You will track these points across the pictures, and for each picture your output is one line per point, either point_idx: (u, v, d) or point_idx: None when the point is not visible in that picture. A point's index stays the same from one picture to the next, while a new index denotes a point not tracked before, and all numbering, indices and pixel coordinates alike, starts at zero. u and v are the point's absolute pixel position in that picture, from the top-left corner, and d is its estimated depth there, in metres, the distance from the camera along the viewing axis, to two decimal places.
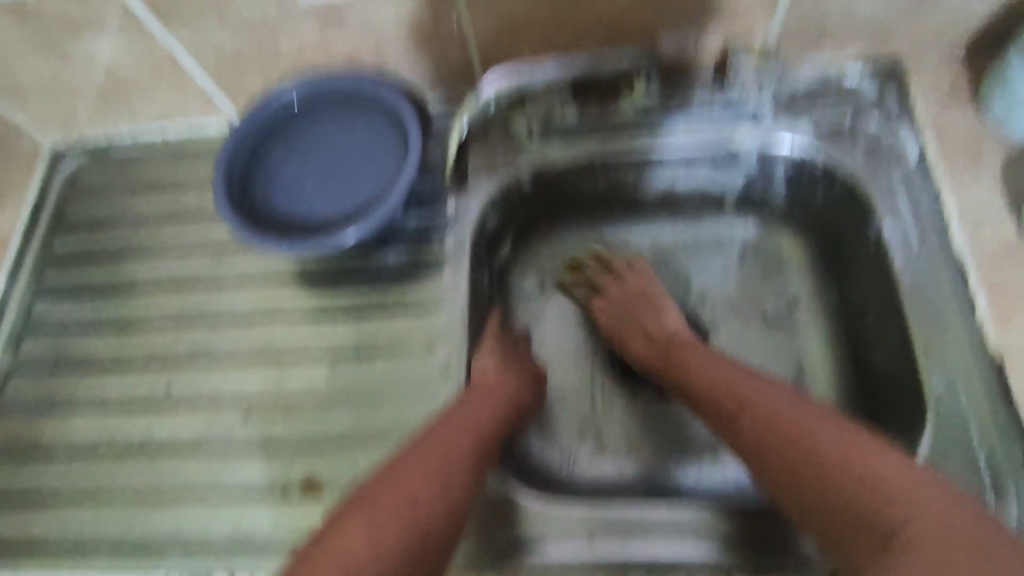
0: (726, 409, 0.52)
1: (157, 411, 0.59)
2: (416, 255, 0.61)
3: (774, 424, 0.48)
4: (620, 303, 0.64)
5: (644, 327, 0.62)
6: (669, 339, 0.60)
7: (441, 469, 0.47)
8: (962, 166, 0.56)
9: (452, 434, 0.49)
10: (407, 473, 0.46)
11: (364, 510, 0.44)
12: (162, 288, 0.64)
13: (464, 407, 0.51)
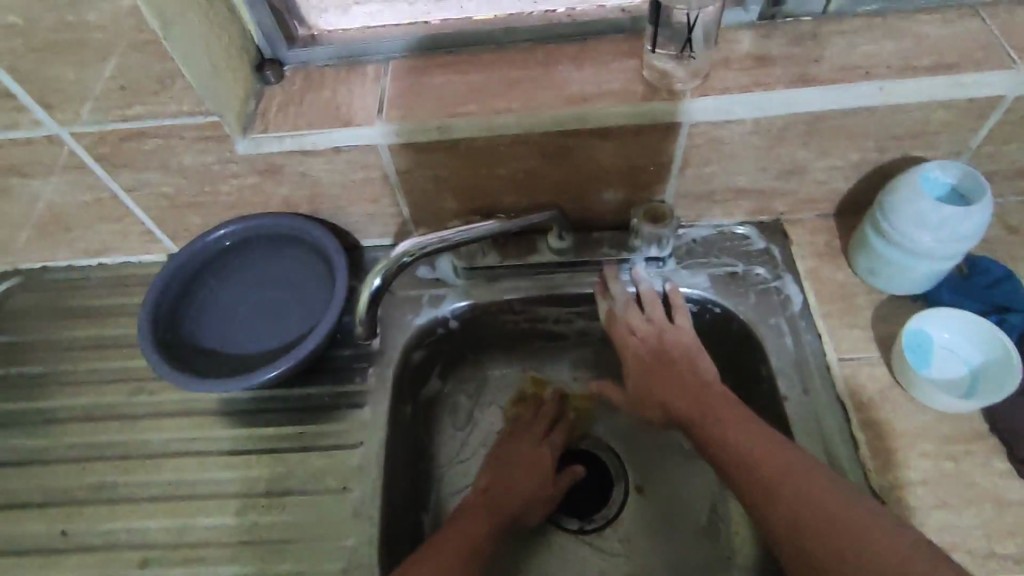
0: (756, 493, 0.49)
1: (48, 555, 0.56)
2: (340, 389, 0.63)
3: (781, 482, 0.48)
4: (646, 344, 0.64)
5: (675, 372, 0.62)
6: (688, 381, 0.61)
7: None
8: (839, 314, 0.62)
9: (450, 540, 0.54)
10: None
11: None
12: (75, 420, 0.63)
13: (446, 537, 0.54)
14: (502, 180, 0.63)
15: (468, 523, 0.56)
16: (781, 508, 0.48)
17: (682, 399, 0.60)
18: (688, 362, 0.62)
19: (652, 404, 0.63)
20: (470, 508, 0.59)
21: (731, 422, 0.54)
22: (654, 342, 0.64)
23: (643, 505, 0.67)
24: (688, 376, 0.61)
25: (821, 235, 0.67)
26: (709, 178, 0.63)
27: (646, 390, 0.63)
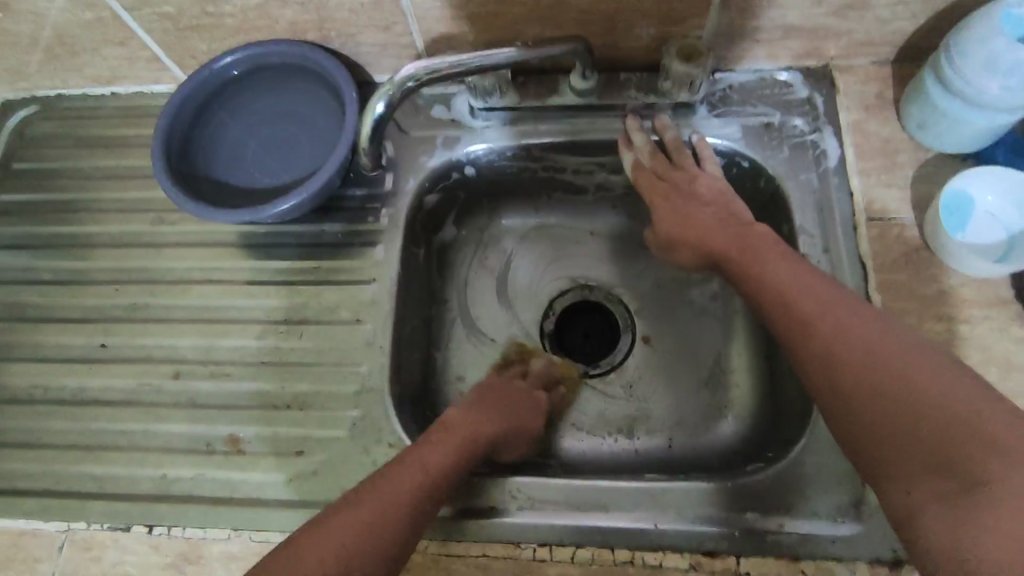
0: (790, 337, 0.45)
1: (91, 365, 0.61)
2: (355, 226, 0.63)
3: (817, 317, 0.44)
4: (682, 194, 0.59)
5: (719, 220, 0.56)
6: (731, 227, 0.55)
7: (391, 512, 0.44)
8: (877, 172, 0.58)
9: (394, 478, 0.46)
10: (370, 499, 0.44)
11: (315, 532, 0.41)
12: (104, 246, 0.65)
13: (405, 466, 0.47)
14: (523, 7, 0.57)
15: (421, 454, 0.48)
16: (816, 349, 0.43)
17: (720, 235, 0.55)
18: (724, 203, 0.57)
19: (685, 243, 0.59)
20: (445, 425, 0.52)
21: (769, 257, 0.50)
22: (687, 181, 0.60)
23: (650, 354, 0.69)
24: (724, 214, 0.56)
25: (874, 85, 0.61)
26: (755, 11, 0.56)
27: (677, 230, 0.59)
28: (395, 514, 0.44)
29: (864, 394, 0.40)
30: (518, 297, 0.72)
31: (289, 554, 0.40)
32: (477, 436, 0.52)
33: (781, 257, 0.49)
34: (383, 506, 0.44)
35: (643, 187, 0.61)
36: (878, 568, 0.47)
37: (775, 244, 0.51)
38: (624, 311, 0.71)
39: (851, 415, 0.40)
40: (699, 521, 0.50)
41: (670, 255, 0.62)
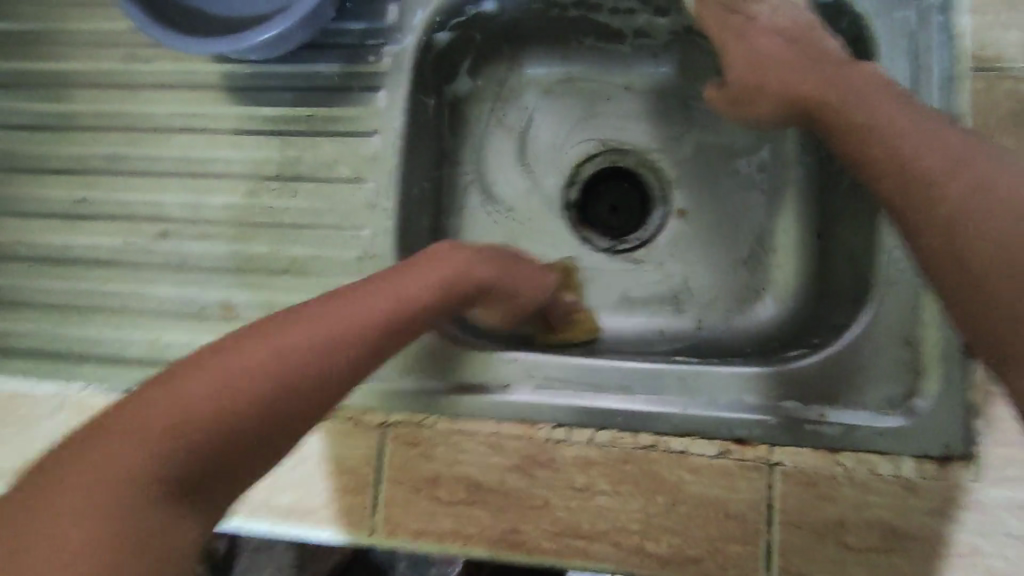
0: (895, 201, 0.38)
1: (71, 220, 0.56)
2: (353, 67, 0.54)
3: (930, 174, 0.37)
4: (771, 36, 0.51)
5: (814, 61, 0.48)
6: (832, 69, 0.46)
7: (255, 366, 0.32)
8: (997, 7, 0.46)
9: (292, 319, 0.34)
10: (254, 343, 0.33)
11: (189, 376, 0.31)
12: (70, 87, 0.58)
13: (327, 307, 0.36)
14: None
15: (361, 299, 0.37)
16: (934, 218, 0.36)
17: (809, 82, 0.47)
18: (812, 45, 0.48)
19: (767, 90, 0.50)
20: (435, 259, 0.43)
21: (878, 108, 0.42)
22: (767, 20, 0.51)
23: (687, 227, 0.61)
24: (813, 56, 0.48)
25: None
26: None
27: (755, 81, 0.51)
28: (289, 365, 0.32)
29: (973, 258, 0.34)
30: (541, 160, 0.63)
31: (174, 380, 0.31)
32: (442, 280, 0.42)
33: (889, 101, 0.42)
34: (302, 347, 0.33)
35: (715, 30, 0.53)
36: (926, 464, 0.43)
37: (886, 89, 0.43)
38: (660, 181, 0.63)
39: (962, 288, 0.34)
40: (734, 407, 0.47)
41: (744, 107, 0.53)
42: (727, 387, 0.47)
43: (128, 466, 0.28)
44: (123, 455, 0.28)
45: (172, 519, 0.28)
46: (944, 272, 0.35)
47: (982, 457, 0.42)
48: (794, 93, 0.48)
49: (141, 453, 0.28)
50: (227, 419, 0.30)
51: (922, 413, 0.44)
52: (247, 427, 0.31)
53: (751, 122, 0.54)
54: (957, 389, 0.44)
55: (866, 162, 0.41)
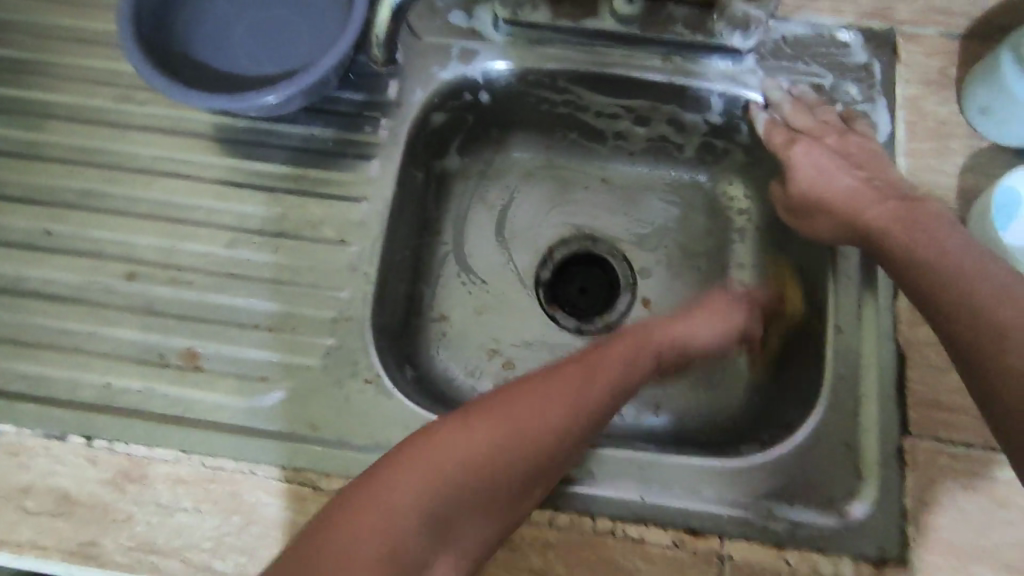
0: (924, 283, 0.44)
1: (34, 252, 0.54)
2: (349, 134, 0.56)
3: (961, 274, 0.42)
4: (841, 156, 0.53)
5: (881, 190, 0.50)
6: (901, 203, 0.49)
7: (439, 473, 0.40)
8: (927, 154, 0.53)
9: (490, 428, 0.43)
10: (436, 443, 0.41)
11: (388, 476, 0.40)
12: (54, 118, 0.57)
13: (480, 417, 0.43)
14: None
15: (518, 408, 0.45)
16: (949, 297, 0.42)
17: (877, 210, 0.49)
18: (879, 173, 0.51)
19: (833, 207, 0.52)
20: (589, 359, 0.50)
21: (936, 235, 0.46)
22: (832, 143, 0.54)
23: (650, 316, 0.64)
24: (875, 185, 0.51)
25: (938, 60, 0.55)
26: None
27: (810, 191, 0.54)
28: (466, 467, 0.41)
29: (979, 333, 0.39)
30: (518, 239, 0.66)
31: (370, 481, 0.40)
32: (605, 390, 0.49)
33: (946, 232, 0.46)
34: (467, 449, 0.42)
35: (775, 147, 0.56)
36: (862, 566, 0.45)
37: (959, 232, 0.45)
38: (628, 269, 0.66)
39: (965, 359, 0.40)
40: (690, 493, 0.48)
41: (807, 221, 0.54)
42: (688, 480, 0.48)
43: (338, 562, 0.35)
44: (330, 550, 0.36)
45: None
46: (956, 337, 0.41)
47: (913, 562, 0.45)
48: (860, 215, 0.50)
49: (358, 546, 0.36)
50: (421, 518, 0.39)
51: (859, 518, 0.47)
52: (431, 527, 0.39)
53: (805, 233, 0.55)
54: (891, 494, 0.47)
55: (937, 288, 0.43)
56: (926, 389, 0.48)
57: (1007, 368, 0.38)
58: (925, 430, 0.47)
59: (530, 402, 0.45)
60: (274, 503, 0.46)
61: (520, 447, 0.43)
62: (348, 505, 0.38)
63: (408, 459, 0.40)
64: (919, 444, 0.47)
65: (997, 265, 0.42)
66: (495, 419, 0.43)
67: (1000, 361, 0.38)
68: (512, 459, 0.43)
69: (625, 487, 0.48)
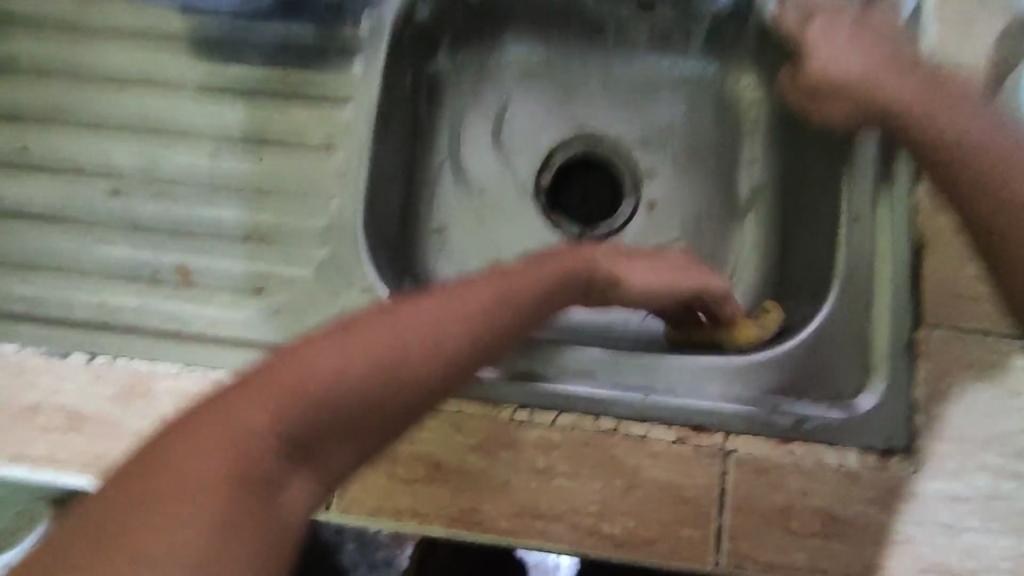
0: (955, 164, 0.40)
1: (12, 171, 0.52)
2: (329, 32, 0.52)
3: (995, 157, 0.39)
4: (857, 32, 0.48)
5: (897, 65, 0.45)
6: (919, 75, 0.44)
7: (380, 350, 0.33)
8: (958, 25, 0.48)
9: (448, 309, 0.36)
10: (387, 320, 0.34)
11: (329, 345, 0.33)
12: (16, 26, 0.54)
13: (436, 296, 0.36)
14: None
15: (472, 293, 0.38)
16: (990, 184, 0.39)
17: (896, 84, 0.44)
18: (895, 47, 0.47)
19: (843, 86, 0.47)
20: (561, 258, 0.43)
21: (960, 112, 0.41)
22: (849, 18, 0.49)
23: (656, 220, 0.62)
24: (893, 57, 0.46)
25: None
26: None
27: (823, 70, 0.48)
28: (413, 346, 0.34)
29: (995, 213, 0.39)
30: (516, 143, 0.63)
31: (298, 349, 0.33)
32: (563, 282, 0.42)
33: (970, 108, 0.42)
34: (416, 327, 0.35)
35: (789, 25, 0.51)
36: (868, 456, 0.45)
37: (973, 105, 0.42)
38: (631, 172, 0.63)
39: (984, 240, 0.40)
40: (693, 395, 0.48)
41: (815, 105, 0.49)
42: (693, 380, 0.48)
43: (252, 433, 0.29)
44: (244, 420, 0.30)
45: (254, 499, 0.29)
46: (986, 226, 0.39)
47: (920, 451, 0.45)
48: (872, 93, 0.45)
49: (268, 421, 0.30)
50: (361, 398, 0.32)
51: (867, 410, 0.46)
52: (355, 407, 0.32)
53: (814, 118, 0.50)
54: (901, 386, 0.46)
55: (945, 168, 0.41)
56: (943, 279, 0.46)
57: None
58: (939, 320, 0.46)
59: (490, 288, 0.38)
60: None
61: (470, 332, 0.36)
62: (374, 383, 0.32)
63: (438, 344, 0.34)
64: (933, 335, 0.46)
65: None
66: (518, 303, 0.39)
67: (1017, 247, 0.39)
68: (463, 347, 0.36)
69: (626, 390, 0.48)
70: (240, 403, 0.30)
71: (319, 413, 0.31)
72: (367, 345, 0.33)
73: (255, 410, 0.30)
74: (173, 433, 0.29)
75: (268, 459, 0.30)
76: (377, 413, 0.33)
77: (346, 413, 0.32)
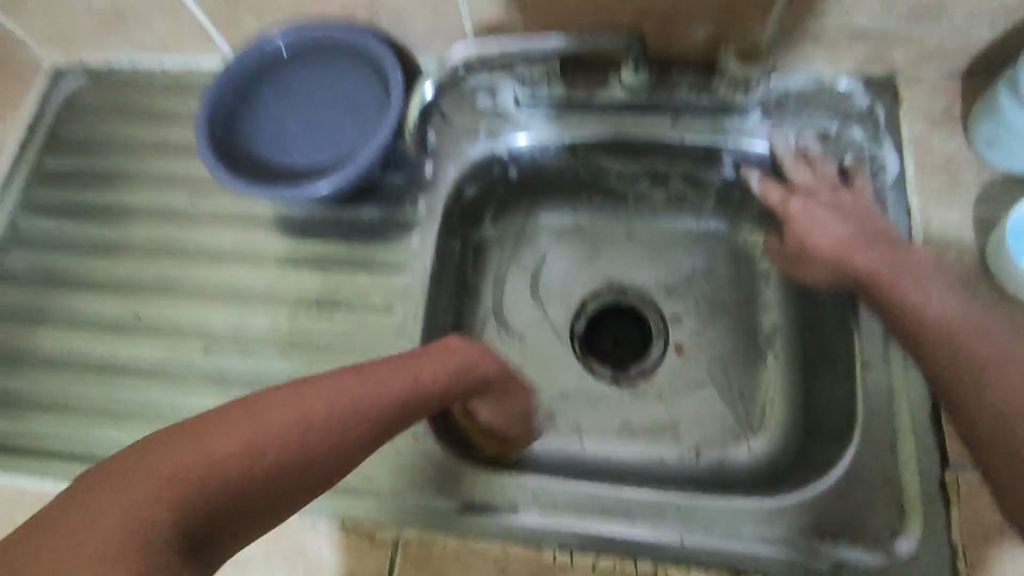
0: (913, 342, 0.49)
1: (123, 335, 0.61)
2: (392, 212, 0.63)
3: (962, 339, 0.46)
4: (830, 212, 0.56)
5: (864, 236, 0.54)
6: (886, 246, 0.52)
7: (306, 436, 0.39)
8: (937, 191, 0.55)
9: (316, 396, 0.41)
10: (300, 406, 0.40)
11: (231, 424, 0.38)
12: (144, 218, 0.66)
13: (314, 389, 0.41)
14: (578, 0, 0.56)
15: (334, 384, 0.42)
16: (949, 367, 0.46)
17: (863, 257, 0.53)
18: (870, 224, 0.54)
19: (822, 260, 0.56)
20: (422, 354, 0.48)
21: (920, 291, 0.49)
22: (829, 199, 0.57)
23: (684, 363, 0.66)
24: (867, 226, 0.54)
25: (939, 100, 0.58)
26: (821, 16, 0.54)
27: (803, 247, 0.58)
28: (336, 438, 0.40)
29: (962, 390, 0.46)
30: (551, 295, 0.70)
31: (204, 429, 0.37)
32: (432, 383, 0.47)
33: (931, 284, 0.50)
34: (331, 416, 0.40)
35: (772, 204, 0.60)
36: None
37: (940, 282, 0.50)
38: (657, 319, 0.69)
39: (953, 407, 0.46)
40: (729, 538, 0.49)
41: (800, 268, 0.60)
42: (727, 523, 0.50)
43: (149, 511, 0.33)
44: (145, 495, 0.33)
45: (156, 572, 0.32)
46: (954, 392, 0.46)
47: None
48: (835, 265, 0.55)
49: (173, 501, 0.34)
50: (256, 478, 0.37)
51: (907, 554, 0.46)
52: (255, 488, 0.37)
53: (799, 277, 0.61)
54: (938, 529, 0.47)
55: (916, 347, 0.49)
56: None
57: (995, 423, 0.44)
58: (966, 461, 0.47)
59: (353, 380, 0.43)
60: (336, 555, 0.50)
61: (350, 426, 0.41)
62: (256, 470, 0.37)
63: (328, 430, 0.40)
64: (962, 476, 0.47)
65: (976, 326, 0.47)
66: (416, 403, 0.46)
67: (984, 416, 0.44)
68: (346, 440, 0.41)
69: (657, 528, 0.50)
70: (143, 482, 0.34)
71: (231, 491, 0.36)
72: (273, 429, 0.38)
73: (154, 495, 0.33)
74: (75, 509, 0.33)
75: (161, 548, 0.32)
76: (258, 494, 0.37)
77: (228, 489, 0.36)
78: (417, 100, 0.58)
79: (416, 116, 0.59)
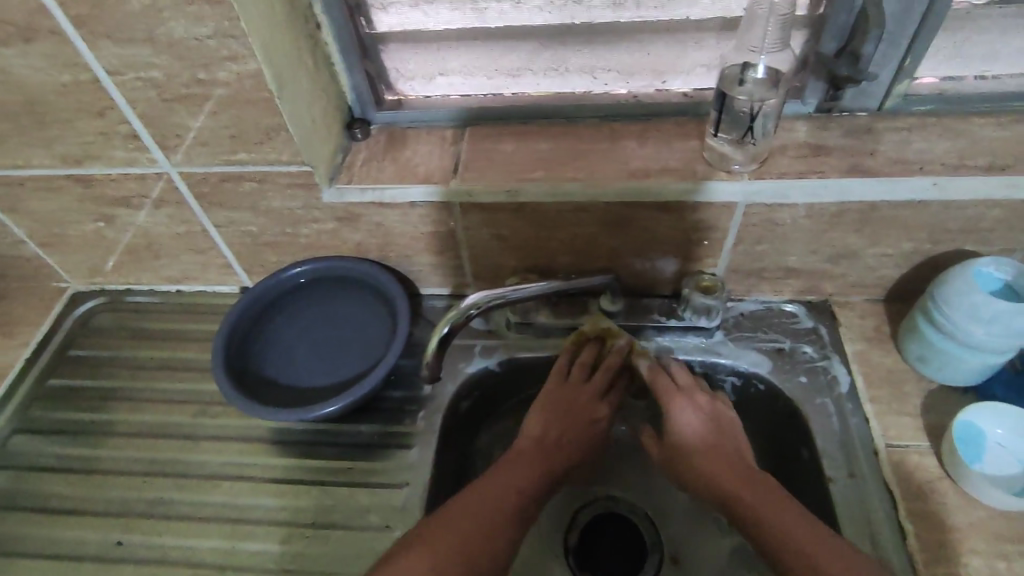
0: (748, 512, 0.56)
1: (104, 566, 0.59)
2: (391, 427, 0.65)
3: (753, 505, 0.56)
4: (691, 408, 0.64)
5: (699, 411, 0.64)
6: (724, 442, 0.62)
7: (470, 523, 0.54)
8: (886, 400, 0.63)
9: (469, 505, 0.56)
10: (462, 516, 0.55)
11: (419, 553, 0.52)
12: (142, 436, 0.67)
13: (463, 503, 0.56)
14: (561, 243, 0.67)
15: (472, 497, 0.56)
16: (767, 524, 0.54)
17: (710, 455, 0.61)
18: (718, 412, 0.64)
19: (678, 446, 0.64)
20: (521, 453, 0.62)
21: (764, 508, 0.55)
22: (704, 403, 0.64)
23: None
24: (717, 415, 0.64)
25: (871, 319, 0.68)
26: (761, 256, 0.66)
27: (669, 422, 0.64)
28: (490, 515, 0.55)
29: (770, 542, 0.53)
30: (543, 506, 0.71)
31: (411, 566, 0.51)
32: (543, 463, 0.62)
33: (786, 510, 0.54)
34: (490, 503, 0.56)
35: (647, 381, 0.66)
36: None
37: (726, 450, 0.61)
38: (651, 528, 0.69)
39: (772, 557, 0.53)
40: None
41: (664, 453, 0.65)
42: None
43: None
44: None
45: None
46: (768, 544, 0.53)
47: None
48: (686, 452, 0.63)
49: None
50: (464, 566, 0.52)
51: None
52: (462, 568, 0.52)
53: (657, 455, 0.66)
54: None
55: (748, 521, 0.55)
56: None
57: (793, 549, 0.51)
58: None
59: (492, 483, 0.58)
60: None
61: (496, 507, 0.56)
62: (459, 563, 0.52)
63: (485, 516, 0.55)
64: None
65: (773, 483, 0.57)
66: (549, 455, 0.63)
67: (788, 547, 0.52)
68: (496, 517, 0.56)
69: None
70: None
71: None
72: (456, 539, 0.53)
73: None
74: None
75: None
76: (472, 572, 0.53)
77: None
78: (436, 334, 0.57)
79: (432, 352, 0.58)
